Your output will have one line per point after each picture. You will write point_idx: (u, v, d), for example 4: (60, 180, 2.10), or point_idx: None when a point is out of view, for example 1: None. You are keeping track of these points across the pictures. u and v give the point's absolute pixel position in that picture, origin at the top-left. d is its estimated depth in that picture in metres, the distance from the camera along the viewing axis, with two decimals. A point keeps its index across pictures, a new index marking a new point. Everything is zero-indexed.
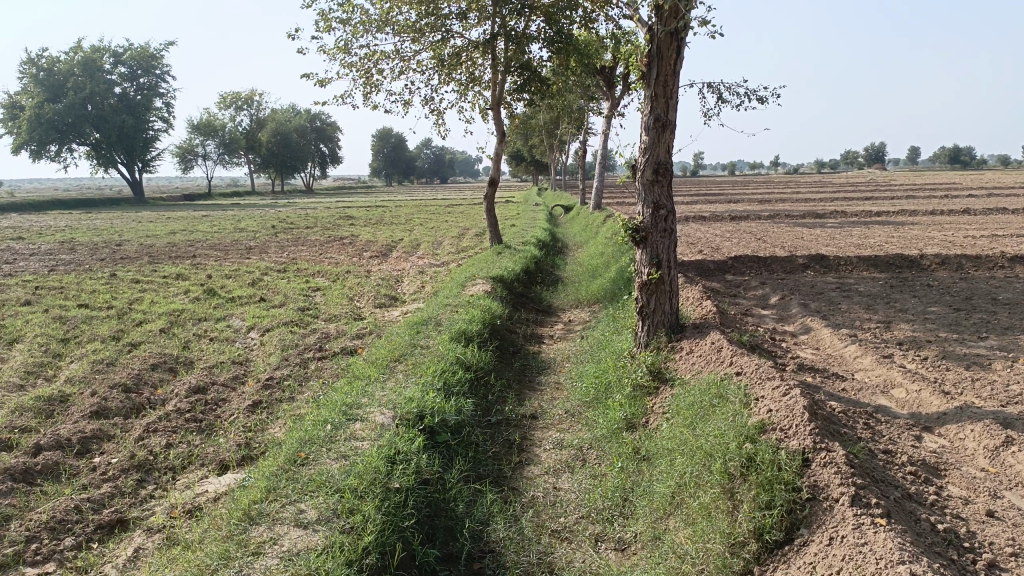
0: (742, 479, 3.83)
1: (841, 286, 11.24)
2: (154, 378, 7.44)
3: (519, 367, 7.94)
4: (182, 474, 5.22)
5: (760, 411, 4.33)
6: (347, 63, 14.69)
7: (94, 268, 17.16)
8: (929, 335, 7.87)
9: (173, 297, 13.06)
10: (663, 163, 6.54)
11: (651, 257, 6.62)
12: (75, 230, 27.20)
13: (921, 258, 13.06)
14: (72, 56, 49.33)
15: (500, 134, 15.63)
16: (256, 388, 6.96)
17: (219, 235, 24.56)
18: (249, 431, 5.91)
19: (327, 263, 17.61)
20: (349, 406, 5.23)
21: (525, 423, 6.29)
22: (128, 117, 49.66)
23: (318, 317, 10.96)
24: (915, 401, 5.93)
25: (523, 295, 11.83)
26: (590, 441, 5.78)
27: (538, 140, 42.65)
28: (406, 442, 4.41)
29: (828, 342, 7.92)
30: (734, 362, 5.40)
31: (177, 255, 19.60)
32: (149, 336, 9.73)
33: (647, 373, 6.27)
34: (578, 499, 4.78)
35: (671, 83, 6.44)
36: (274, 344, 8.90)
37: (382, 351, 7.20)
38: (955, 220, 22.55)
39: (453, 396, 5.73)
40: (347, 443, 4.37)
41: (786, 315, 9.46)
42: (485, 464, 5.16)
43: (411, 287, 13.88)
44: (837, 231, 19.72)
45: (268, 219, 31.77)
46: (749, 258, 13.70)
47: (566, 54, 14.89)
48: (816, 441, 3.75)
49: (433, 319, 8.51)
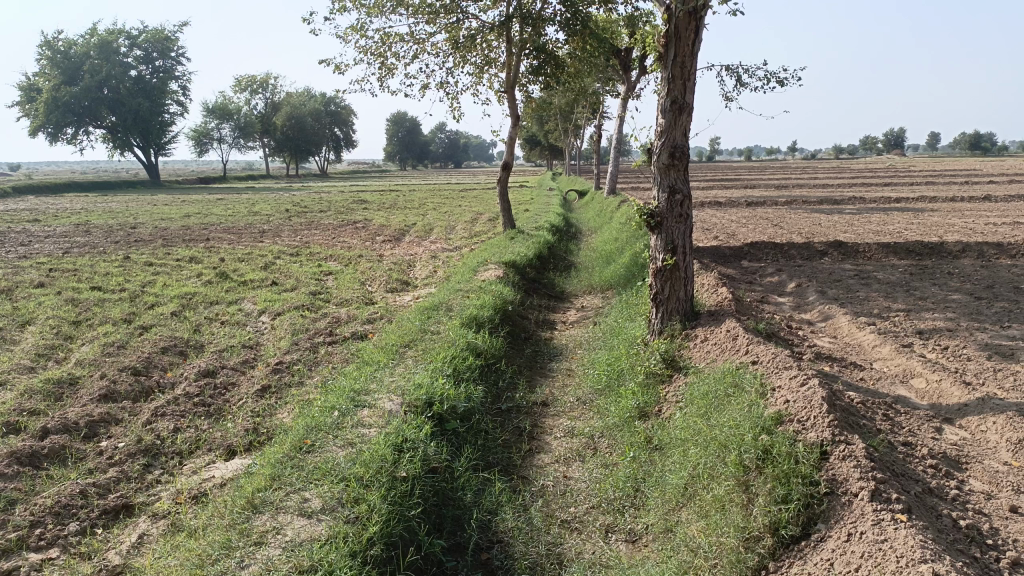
0: (757, 472, 3.72)
1: (860, 273, 11.05)
2: (164, 361, 7.41)
3: (530, 354, 7.85)
4: (189, 459, 5.18)
5: (776, 402, 4.22)
6: (361, 46, 14.55)
7: (108, 251, 17.21)
8: (950, 324, 7.70)
9: (186, 280, 13.06)
10: (680, 146, 6.40)
11: (666, 243, 6.49)
12: (91, 213, 27.31)
13: (942, 245, 12.82)
14: (88, 38, 49.43)
15: (515, 118, 15.48)
16: (265, 372, 6.92)
17: (233, 219, 24.57)
18: (257, 416, 5.86)
19: (339, 247, 17.55)
20: (357, 392, 5.16)
21: (535, 410, 6.20)
22: (143, 99, 49.78)
23: (330, 301, 10.92)
24: (935, 391, 5.79)
25: (536, 280, 11.72)
26: (602, 429, 5.68)
27: (554, 124, 42.34)
28: (414, 430, 4.33)
29: (845, 330, 7.76)
30: (750, 351, 5.28)
31: (191, 238, 19.62)
32: (160, 319, 9.72)
33: (660, 361, 6.16)
34: (588, 488, 4.69)
35: (689, 64, 6.27)
36: (285, 328, 8.86)
37: (393, 336, 7.13)
38: (976, 207, 22.20)
39: (463, 383, 5.65)
40: (355, 430, 4.30)
41: (802, 303, 9.30)
42: (494, 452, 5.08)
43: (423, 272, 13.81)
44: (856, 218, 19.46)
45: (282, 203, 31.79)
46: (765, 244, 13.51)
47: (582, 36, 14.69)
48: (835, 434, 3.63)
49: (444, 304, 8.43)
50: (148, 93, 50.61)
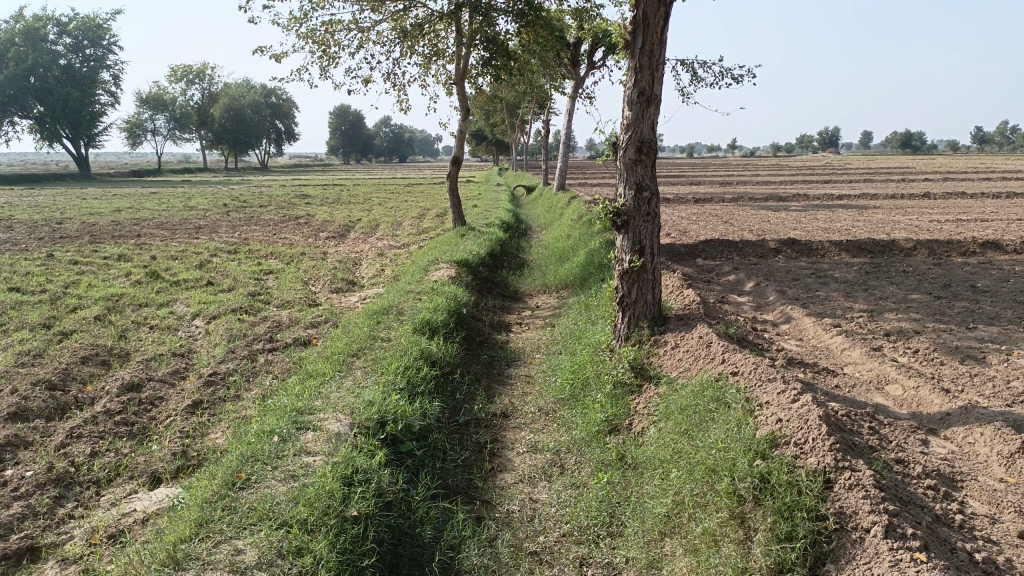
0: (755, 503, 3.34)
1: (817, 272, 10.89)
2: (83, 374, 6.72)
3: (487, 360, 7.39)
4: (107, 490, 4.58)
5: (767, 421, 3.85)
6: (301, 33, 13.83)
7: (30, 248, 16.12)
8: (916, 325, 7.50)
9: (114, 280, 12.21)
10: (648, 141, 6.02)
11: (633, 243, 6.12)
12: (15, 208, 25.73)
13: (893, 243, 12.79)
14: (13, 24, 47.06)
15: (464, 111, 14.98)
16: (197, 385, 6.32)
17: (168, 214, 23.46)
18: (187, 437, 5.27)
19: (281, 244, 16.83)
20: (299, 410, 4.63)
21: (495, 423, 5.75)
22: (72, 88, 47.50)
23: (270, 303, 10.26)
24: (914, 399, 5.52)
25: (489, 280, 11.26)
26: (567, 444, 5.27)
27: (500, 118, 41.90)
28: (365, 457, 3.83)
29: (812, 332, 7.49)
30: (727, 360, 4.93)
31: (121, 234, 18.58)
32: (83, 324, 8.95)
33: (628, 369, 5.77)
34: (558, 513, 4.26)
35: (658, 54, 5.88)
36: (220, 333, 8.22)
37: (339, 344, 6.59)
38: (917, 204, 22.58)
39: (417, 397, 5.17)
40: (297, 458, 3.78)
41: (763, 303, 9.04)
42: (452, 474, 4.61)
43: (370, 271, 13.20)
44: (804, 214, 19.50)
45: (220, 197, 30.59)
46: (720, 241, 13.30)
47: (534, 27, 14.26)
48: (839, 459, 3.28)
49: (394, 307, 7.90)
50: (78, 82, 48.30)
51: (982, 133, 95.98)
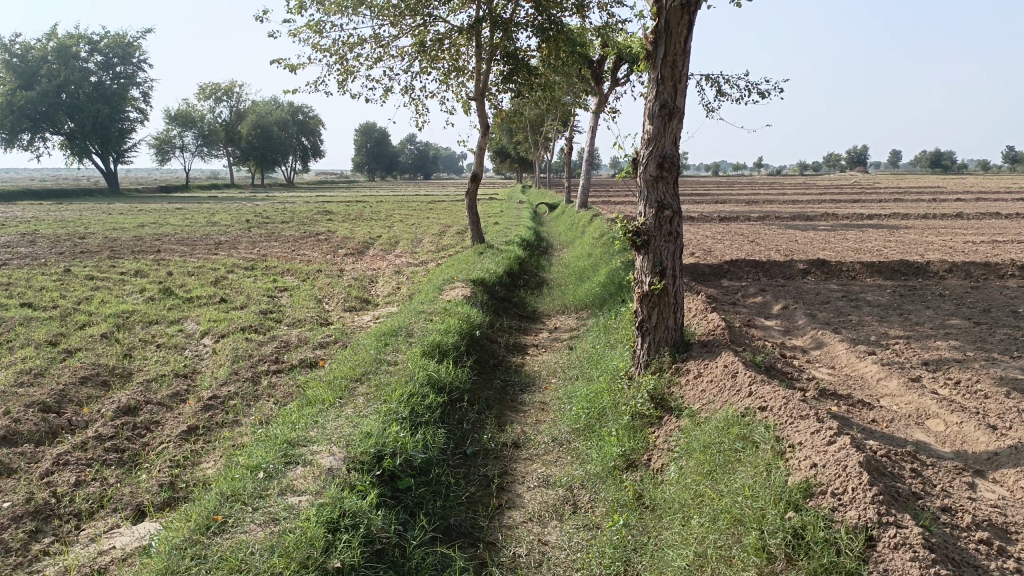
0: (788, 563, 2.96)
1: (848, 295, 10.44)
2: (81, 395, 6.48)
3: (500, 384, 7.06)
4: (88, 523, 4.29)
5: (799, 465, 3.46)
6: (320, 47, 13.68)
7: (50, 263, 16.08)
8: (956, 354, 7.05)
9: (127, 296, 12.05)
10: (670, 156, 5.68)
11: (653, 265, 5.77)
12: (41, 222, 25.87)
13: (928, 265, 12.30)
14: (47, 42, 47.88)
15: (484, 127, 14.74)
16: (195, 409, 6.04)
17: (189, 229, 23.45)
18: (178, 466, 4.98)
19: (299, 261, 16.66)
20: (291, 442, 4.32)
21: (505, 454, 5.41)
22: (103, 105, 48.17)
23: (282, 321, 10.01)
24: (958, 437, 5.09)
25: (506, 300, 10.95)
26: (581, 478, 4.92)
27: (523, 135, 41.78)
28: (355, 498, 3.51)
29: (844, 360, 7.07)
30: (754, 393, 4.55)
31: (141, 250, 18.53)
32: (89, 341, 8.74)
33: (648, 400, 5.40)
34: (568, 559, 3.90)
35: (680, 64, 5.55)
36: (227, 353, 7.96)
37: (344, 367, 6.29)
38: (950, 224, 21.96)
39: (420, 428, 4.85)
40: (281, 498, 3.47)
41: (792, 327, 8.62)
42: (454, 512, 4.27)
43: (386, 289, 12.94)
44: (832, 234, 19.02)
45: (244, 213, 30.62)
46: (746, 261, 12.90)
47: (555, 43, 14.00)
48: (882, 514, 2.90)
49: (404, 328, 7.60)
50: (108, 99, 48.86)
51: (1013, 153, 94.50)
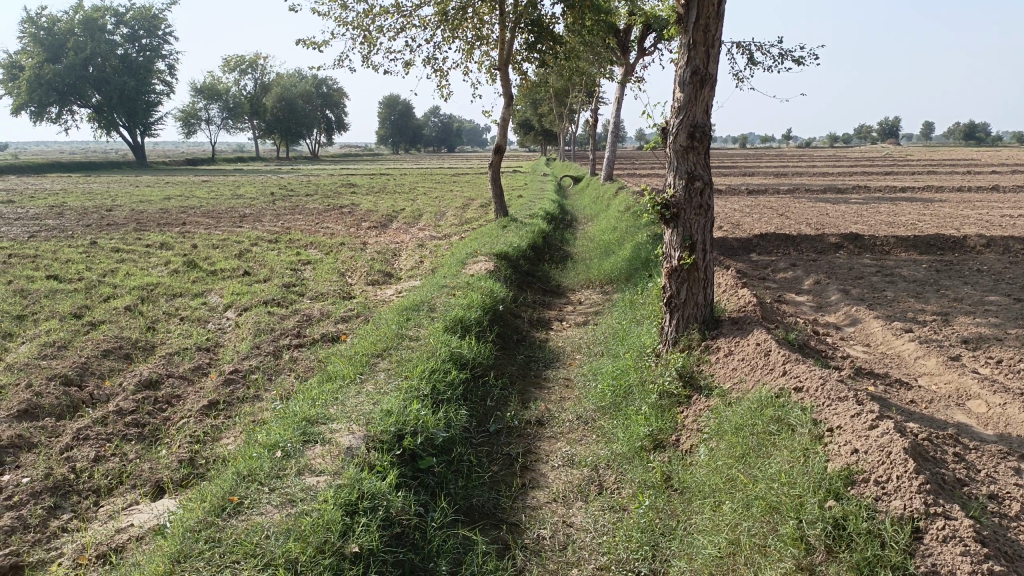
0: (828, 554, 2.81)
1: (882, 270, 10.13)
2: (103, 368, 6.45)
3: (523, 360, 6.92)
4: (106, 500, 4.25)
5: (839, 451, 3.28)
6: (342, 18, 13.48)
7: (77, 235, 16.16)
8: (996, 331, 6.78)
9: (151, 269, 12.05)
10: (701, 125, 5.45)
11: (683, 238, 5.57)
12: (69, 194, 26.00)
13: (965, 239, 11.91)
14: (73, 15, 48.00)
15: (508, 98, 14.49)
16: (215, 383, 5.97)
17: (214, 202, 23.49)
18: (197, 442, 4.92)
19: (322, 233, 16.59)
20: (310, 419, 4.22)
21: (529, 432, 5.29)
22: (129, 78, 48.32)
23: (304, 294, 9.94)
24: (1000, 419, 4.87)
25: (530, 273, 10.79)
26: (607, 458, 4.79)
27: (548, 106, 41.27)
28: (375, 479, 3.41)
29: (879, 337, 6.84)
30: (789, 373, 4.38)
31: (167, 222, 18.57)
32: (113, 314, 8.72)
33: (676, 378, 5.24)
34: (595, 541, 3.78)
35: (713, 28, 5.31)
36: (249, 326, 7.90)
37: (366, 343, 6.19)
38: (986, 197, 21.37)
39: (441, 406, 4.74)
40: (299, 479, 3.38)
41: (823, 303, 8.37)
42: (476, 493, 4.15)
43: (408, 262, 12.83)
44: (864, 207, 18.57)
45: (269, 185, 30.67)
46: (775, 235, 12.60)
47: (581, 11, 13.66)
48: (929, 504, 2.74)
49: (426, 302, 7.48)
50: (135, 72, 48.93)
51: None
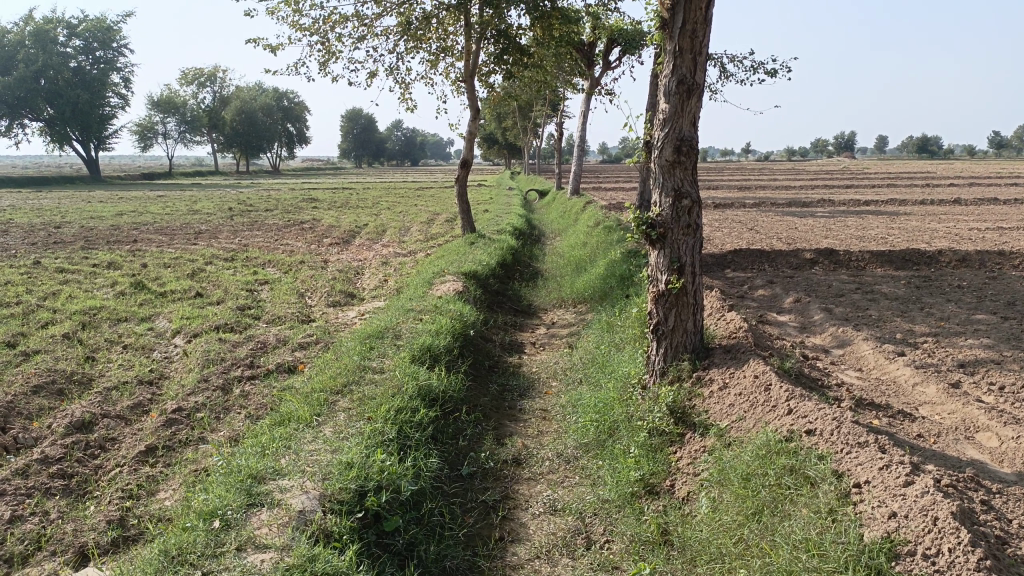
0: None
1: (862, 287, 9.83)
2: (31, 407, 5.79)
3: (496, 391, 6.41)
4: (20, 572, 3.64)
5: (874, 515, 2.87)
6: (300, 25, 12.93)
7: (20, 254, 15.31)
8: (992, 353, 6.45)
9: (97, 291, 11.31)
10: (689, 138, 5.05)
11: (671, 260, 5.14)
12: (16, 211, 24.95)
13: (940, 254, 11.71)
14: (24, 27, 46.57)
15: (474, 110, 14.04)
16: (156, 424, 5.38)
17: (169, 218, 22.61)
18: (130, 497, 4.33)
19: (281, 251, 15.93)
20: (258, 476, 3.66)
21: (506, 474, 4.79)
22: (83, 91, 46.95)
23: (260, 318, 9.33)
24: (1016, 452, 4.50)
25: (499, 293, 10.30)
26: (594, 504, 4.32)
27: (512, 120, 41.00)
28: (335, 557, 2.91)
29: (871, 361, 6.48)
30: (795, 412, 3.96)
31: (117, 240, 17.70)
32: (49, 343, 8.02)
33: (666, 414, 4.78)
34: None
35: (701, 34, 4.94)
36: (198, 354, 7.29)
37: (324, 376, 5.64)
38: (949, 210, 21.41)
39: (409, 453, 4.23)
40: (242, 558, 2.87)
41: (808, 323, 8.01)
42: (449, 554, 3.65)
43: (372, 281, 12.28)
44: (832, 221, 18.47)
45: (227, 200, 29.82)
46: (750, 251, 12.29)
47: (548, 22, 13.28)
48: None
49: (391, 329, 6.94)
50: (89, 84, 47.60)
51: (997, 137, 94.01)
